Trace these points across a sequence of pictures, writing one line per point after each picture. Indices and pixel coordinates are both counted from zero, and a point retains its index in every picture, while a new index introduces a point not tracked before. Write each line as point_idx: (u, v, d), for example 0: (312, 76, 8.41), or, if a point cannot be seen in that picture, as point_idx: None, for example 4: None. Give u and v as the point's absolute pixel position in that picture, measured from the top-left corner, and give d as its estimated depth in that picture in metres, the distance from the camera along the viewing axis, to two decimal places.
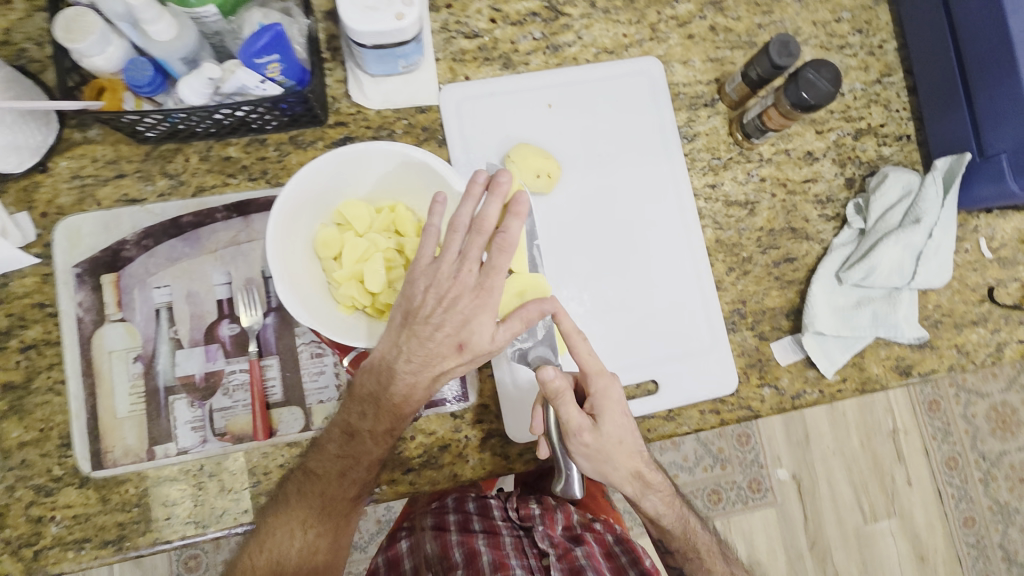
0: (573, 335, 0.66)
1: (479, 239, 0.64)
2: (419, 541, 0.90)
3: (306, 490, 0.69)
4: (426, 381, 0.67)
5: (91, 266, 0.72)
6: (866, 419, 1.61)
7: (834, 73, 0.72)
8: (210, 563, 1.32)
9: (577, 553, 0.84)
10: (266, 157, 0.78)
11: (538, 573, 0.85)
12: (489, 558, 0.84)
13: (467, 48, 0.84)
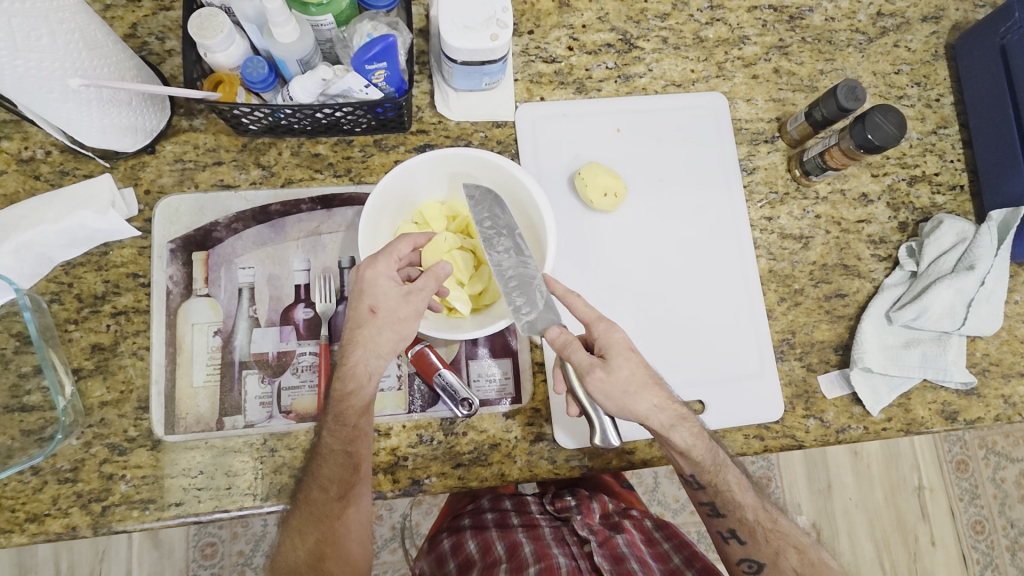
0: (567, 293, 0.70)
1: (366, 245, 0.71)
2: (460, 538, 0.92)
3: (297, 497, 0.73)
4: (367, 366, 0.69)
5: (185, 243, 0.78)
6: (891, 474, 1.59)
7: (899, 118, 0.76)
8: (226, 552, 1.35)
9: (618, 541, 0.87)
10: (352, 156, 0.83)
11: (582, 560, 0.85)
12: (531, 549, 0.86)
13: (545, 72, 0.89)
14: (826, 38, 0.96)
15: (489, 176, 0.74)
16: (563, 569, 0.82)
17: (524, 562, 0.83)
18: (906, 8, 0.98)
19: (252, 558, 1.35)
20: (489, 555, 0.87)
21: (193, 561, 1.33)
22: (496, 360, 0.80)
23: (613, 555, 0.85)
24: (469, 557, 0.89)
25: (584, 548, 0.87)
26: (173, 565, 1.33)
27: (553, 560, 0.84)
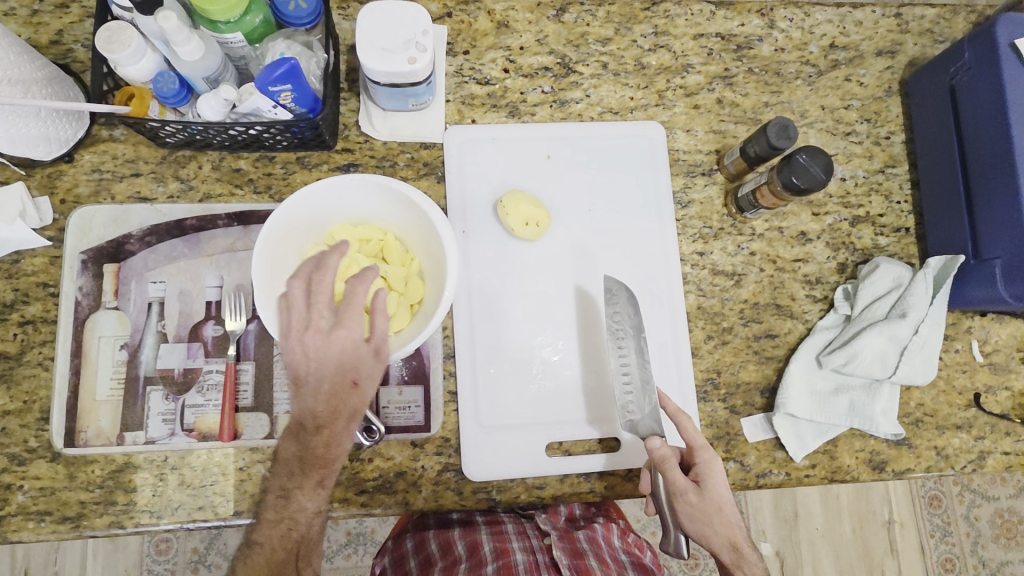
0: (679, 414, 0.73)
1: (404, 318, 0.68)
2: (422, 536, 0.86)
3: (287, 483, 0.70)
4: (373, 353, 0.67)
5: (96, 255, 0.77)
6: (860, 506, 1.54)
7: (826, 162, 0.73)
8: (181, 549, 1.34)
9: (578, 536, 0.83)
10: (273, 173, 0.83)
11: (540, 553, 0.80)
12: (490, 547, 0.81)
13: (477, 93, 0.88)
14: (773, 69, 0.94)
15: (397, 203, 0.73)
16: (520, 568, 0.78)
17: (483, 563, 0.79)
18: (860, 41, 0.96)
19: (205, 556, 1.34)
20: (449, 554, 0.82)
21: (147, 554, 1.34)
22: (409, 386, 0.78)
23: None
24: (428, 555, 0.84)
25: (543, 541, 0.82)
26: (128, 557, 1.33)
27: (510, 559, 0.79)
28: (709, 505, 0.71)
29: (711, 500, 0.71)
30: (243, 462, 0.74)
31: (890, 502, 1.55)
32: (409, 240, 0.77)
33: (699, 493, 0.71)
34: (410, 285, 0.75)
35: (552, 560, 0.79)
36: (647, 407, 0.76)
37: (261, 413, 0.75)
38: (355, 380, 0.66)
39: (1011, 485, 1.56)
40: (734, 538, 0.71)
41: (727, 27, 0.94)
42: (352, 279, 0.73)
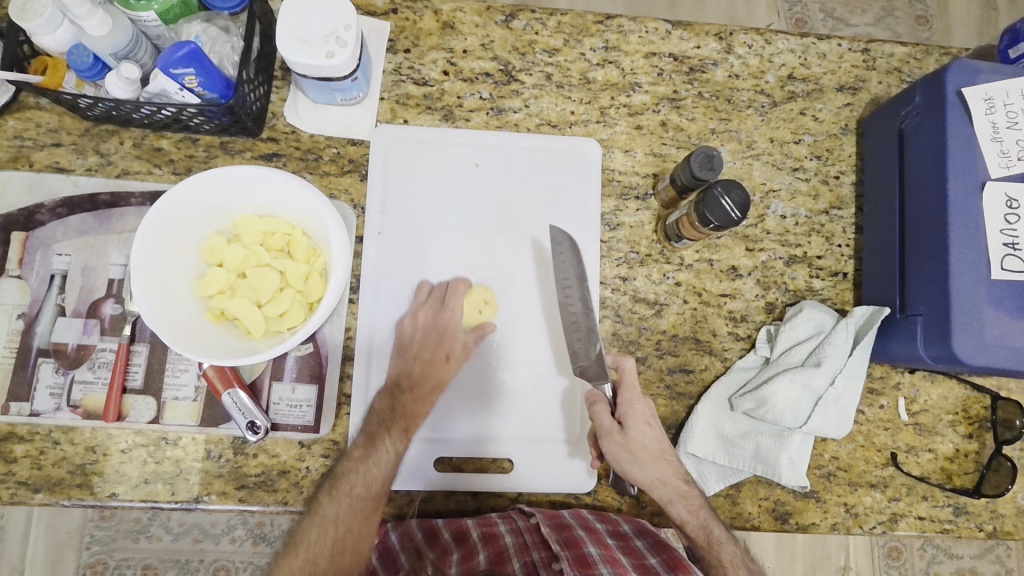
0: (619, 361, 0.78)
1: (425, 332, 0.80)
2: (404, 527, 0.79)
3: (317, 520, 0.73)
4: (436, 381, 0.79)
5: (6, 222, 0.77)
6: (815, 551, 1.49)
7: (742, 198, 0.71)
8: (124, 517, 1.31)
9: (563, 515, 0.78)
10: (194, 156, 0.81)
11: (529, 534, 0.75)
12: (479, 533, 0.76)
13: (413, 93, 0.85)
14: (725, 95, 0.90)
15: (298, 199, 0.72)
16: (511, 552, 0.73)
17: (475, 552, 0.74)
18: (821, 74, 0.92)
19: (147, 527, 1.31)
20: (437, 542, 0.76)
21: (91, 519, 1.31)
22: (301, 385, 0.78)
23: (576, 557, 0.70)
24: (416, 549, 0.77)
25: (529, 522, 0.77)
26: (72, 520, 1.30)
27: (501, 543, 0.74)
28: (635, 447, 0.76)
29: (635, 439, 0.76)
30: (126, 444, 0.75)
31: (846, 548, 1.50)
32: (317, 236, 0.75)
33: (623, 434, 0.76)
34: (309, 282, 0.73)
35: (541, 539, 0.74)
36: (592, 353, 0.78)
37: (149, 397, 0.76)
38: (447, 355, 0.79)
39: (975, 545, 1.51)
40: (670, 475, 0.76)
41: (682, 47, 0.90)
42: (248, 270, 0.72)
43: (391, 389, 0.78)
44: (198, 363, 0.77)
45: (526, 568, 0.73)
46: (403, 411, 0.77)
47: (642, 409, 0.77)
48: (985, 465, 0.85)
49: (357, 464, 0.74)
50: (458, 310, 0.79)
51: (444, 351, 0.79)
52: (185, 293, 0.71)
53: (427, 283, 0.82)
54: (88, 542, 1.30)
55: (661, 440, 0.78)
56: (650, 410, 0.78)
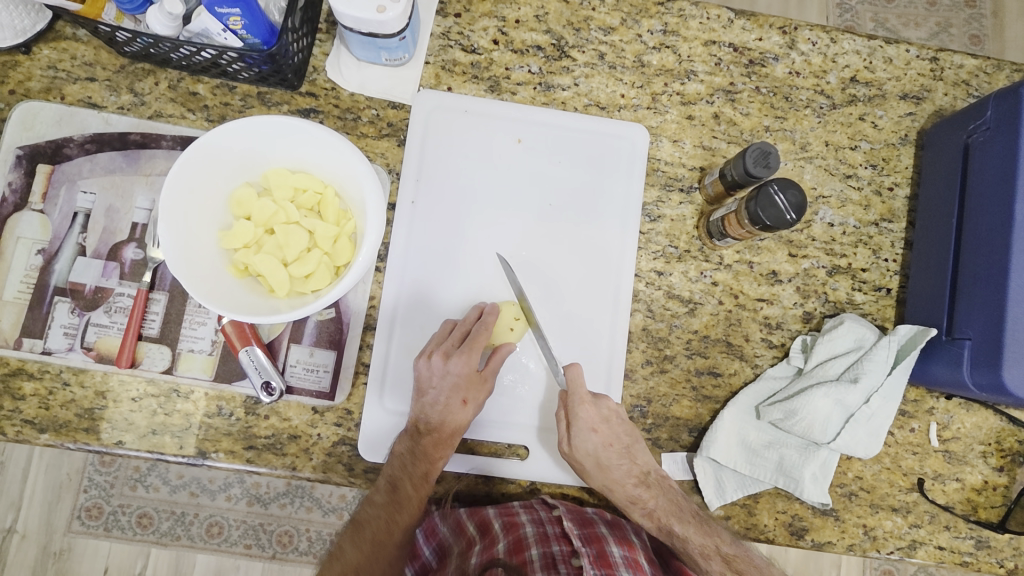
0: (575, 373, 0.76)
1: (450, 346, 0.75)
2: (432, 523, 0.83)
3: (358, 539, 0.75)
4: (459, 401, 0.75)
5: (32, 153, 0.74)
6: (809, 567, 1.47)
7: (798, 199, 0.67)
8: (124, 464, 1.31)
9: (585, 509, 0.80)
10: (230, 104, 0.79)
11: (550, 526, 0.76)
12: (500, 521, 0.76)
13: (460, 60, 0.82)
14: (783, 92, 0.86)
15: (333, 156, 0.68)
16: (530, 541, 0.73)
17: (496, 541, 0.74)
18: (886, 80, 0.87)
19: (145, 477, 1.31)
20: (461, 534, 0.78)
21: (91, 463, 1.30)
22: (319, 350, 0.76)
23: (596, 553, 0.71)
24: (443, 541, 0.81)
25: (552, 512, 0.77)
26: (72, 462, 1.30)
27: (521, 531, 0.74)
28: (580, 458, 0.74)
29: (579, 450, 0.74)
30: (137, 392, 0.73)
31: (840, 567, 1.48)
32: (349, 198, 0.72)
33: (569, 445, 0.75)
34: (338, 245, 0.69)
35: (562, 532, 0.74)
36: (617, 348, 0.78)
37: (164, 346, 0.74)
38: (466, 399, 0.75)
39: None
40: (620, 479, 0.76)
41: (743, 38, 0.86)
42: (276, 226, 0.69)
43: (410, 430, 0.74)
44: (216, 317, 0.75)
45: (544, 558, 0.72)
46: (423, 455, 0.74)
47: (587, 416, 0.74)
48: (1012, 500, 0.82)
49: (379, 511, 0.74)
50: (478, 352, 0.75)
51: (462, 396, 0.75)
52: (209, 242, 0.68)
53: (451, 322, 0.78)
54: (87, 486, 1.30)
55: (618, 443, 0.76)
56: (599, 415, 0.75)
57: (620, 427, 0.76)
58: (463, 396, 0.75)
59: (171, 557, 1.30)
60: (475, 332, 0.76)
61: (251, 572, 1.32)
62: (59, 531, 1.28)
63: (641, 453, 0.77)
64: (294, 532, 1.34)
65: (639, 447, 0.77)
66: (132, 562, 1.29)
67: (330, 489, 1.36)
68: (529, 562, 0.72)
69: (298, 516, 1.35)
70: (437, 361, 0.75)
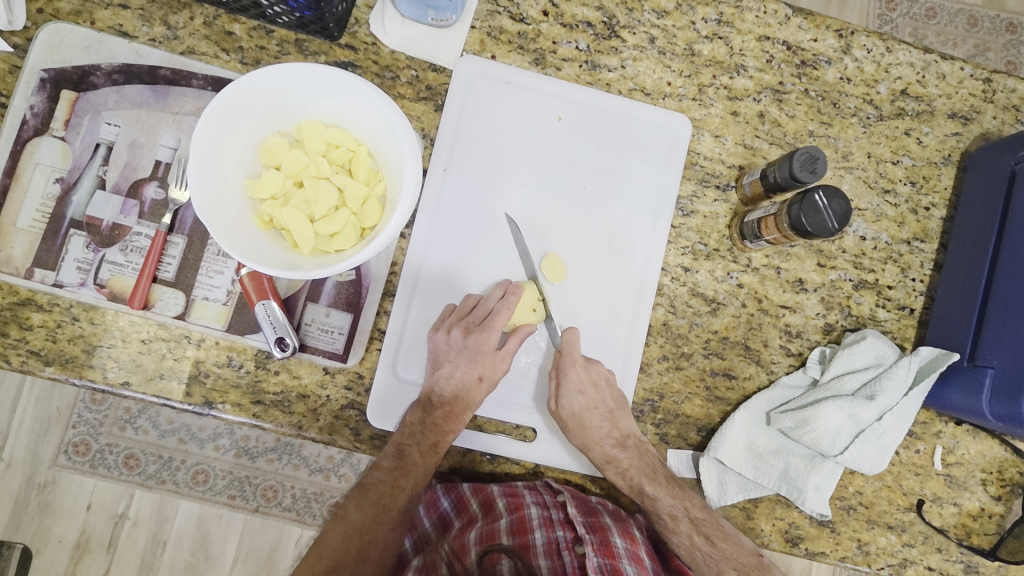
0: (574, 360, 0.75)
1: (469, 323, 0.74)
2: (434, 496, 0.84)
3: (363, 502, 0.76)
4: (473, 379, 0.74)
5: (57, 78, 0.71)
6: None
7: (843, 209, 0.67)
8: (115, 405, 1.30)
9: (590, 497, 0.81)
10: (266, 48, 0.76)
11: (554, 510, 0.76)
12: (504, 503, 0.76)
13: (507, 29, 0.79)
14: (831, 98, 0.84)
15: (372, 114, 0.66)
16: (534, 524, 0.75)
17: (497, 518, 0.76)
18: (936, 96, 0.85)
19: (135, 419, 1.29)
20: (465, 510, 0.79)
21: (81, 400, 1.29)
22: (336, 311, 0.74)
23: (601, 542, 0.73)
24: (445, 515, 0.82)
25: (557, 497, 0.77)
26: (62, 397, 1.29)
27: (525, 512, 0.75)
28: (563, 416, 0.75)
29: (566, 410, 0.75)
30: (148, 334, 0.72)
31: None
32: (382, 159, 0.69)
33: (556, 406, 0.75)
34: (367, 207, 0.67)
35: (566, 518, 0.76)
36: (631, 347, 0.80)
37: (178, 291, 0.72)
38: (481, 376, 0.75)
39: None
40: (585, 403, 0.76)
41: (798, 37, 0.83)
42: (306, 180, 0.66)
43: (422, 401, 0.74)
44: (234, 267, 0.74)
45: (548, 542, 0.75)
46: (433, 426, 0.74)
47: (576, 378, 0.75)
48: (1006, 529, 0.83)
49: (385, 476, 0.75)
50: (497, 331, 0.74)
51: (477, 372, 0.75)
52: (235, 188, 0.66)
53: (474, 299, 0.77)
54: (75, 422, 1.29)
55: (601, 405, 0.76)
56: (588, 378, 0.75)
57: (607, 391, 0.76)
58: (478, 373, 0.75)
59: (156, 500, 1.31)
60: (499, 311, 0.74)
61: (233, 523, 1.33)
62: (44, 464, 1.28)
63: (622, 418, 0.77)
64: (279, 488, 1.34)
65: (623, 411, 0.77)
66: (115, 501, 1.29)
67: (319, 449, 1.36)
68: (531, 542, 0.75)
69: (284, 473, 1.35)
70: (455, 338, 0.74)
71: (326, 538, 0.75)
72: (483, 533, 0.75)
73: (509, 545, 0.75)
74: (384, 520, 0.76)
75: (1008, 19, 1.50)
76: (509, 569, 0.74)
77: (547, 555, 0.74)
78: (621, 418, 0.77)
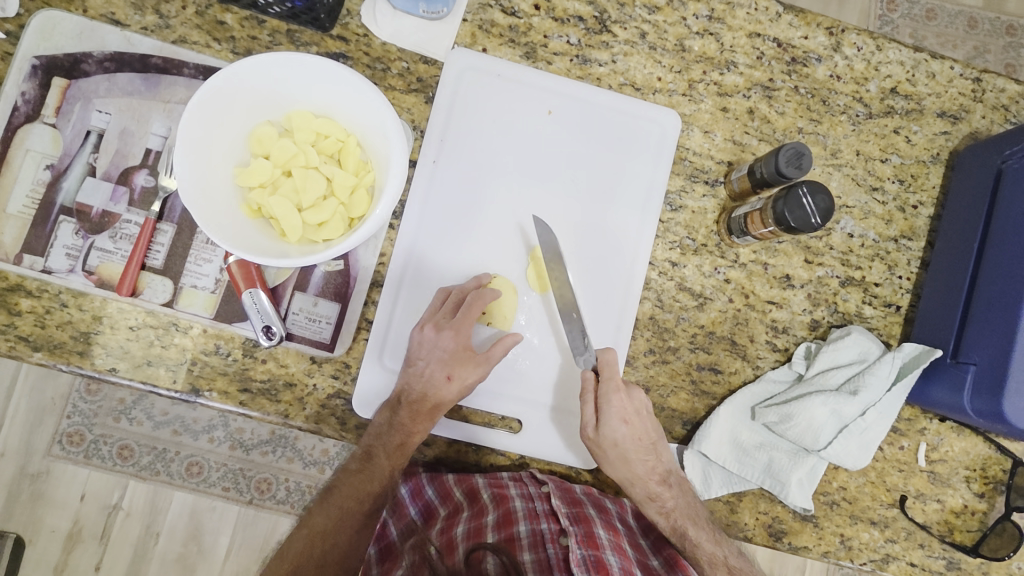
0: (616, 389, 0.75)
1: (441, 316, 0.75)
2: (419, 483, 0.84)
3: (329, 502, 0.77)
4: (442, 377, 0.74)
5: (49, 65, 0.72)
6: None
7: (826, 204, 0.68)
8: (109, 396, 1.30)
9: (575, 488, 0.80)
10: (257, 38, 0.76)
11: (539, 501, 0.76)
12: (489, 493, 0.76)
13: (498, 22, 0.79)
14: (821, 95, 0.84)
15: (362, 104, 0.66)
16: (519, 516, 0.74)
17: (484, 511, 0.75)
18: (926, 95, 0.86)
19: (130, 410, 1.30)
20: (449, 500, 0.79)
21: (76, 390, 1.29)
22: (324, 301, 0.75)
23: (584, 534, 0.72)
24: (429, 504, 0.82)
25: (542, 489, 0.77)
26: (57, 387, 1.29)
27: (510, 505, 0.75)
28: (606, 444, 0.75)
29: (607, 438, 0.75)
30: (135, 321, 0.72)
31: None
32: (371, 149, 0.70)
33: (597, 431, 0.75)
34: (355, 197, 0.68)
35: (552, 509, 0.75)
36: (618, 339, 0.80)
37: (167, 279, 0.73)
38: (451, 375, 0.74)
39: None
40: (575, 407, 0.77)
41: (789, 34, 0.83)
42: (294, 169, 0.67)
43: (392, 401, 0.73)
44: (223, 255, 0.74)
45: (533, 535, 0.73)
46: (400, 426, 0.74)
47: (619, 406, 0.74)
48: (988, 526, 0.84)
49: (351, 477, 0.76)
50: (467, 326, 0.74)
51: (447, 371, 0.74)
52: (224, 177, 0.66)
53: (445, 292, 0.76)
54: (70, 412, 1.29)
55: (644, 437, 0.76)
56: (631, 407, 0.75)
57: (649, 420, 0.76)
58: (448, 371, 0.74)
59: (149, 491, 1.31)
60: (469, 301, 0.75)
61: (226, 514, 1.33)
62: (38, 454, 1.28)
63: (664, 450, 0.78)
64: (274, 480, 1.35)
65: (664, 443, 0.78)
66: (109, 492, 1.30)
67: (314, 442, 1.36)
68: (516, 536, 0.73)
69: (278, 466, 1.35)
70: (427, 335, 0.74)
71: (292, 539, 0.76)
72: (470, 528, 0.75)
73: (494, 541, 0.73)
74: (349, 522, 0.76)
75: (1006, 22, 1.51)
76: (495, 565, 0.71)
77: (531, 548, 0.73)
78: (659, 446, 0.77)
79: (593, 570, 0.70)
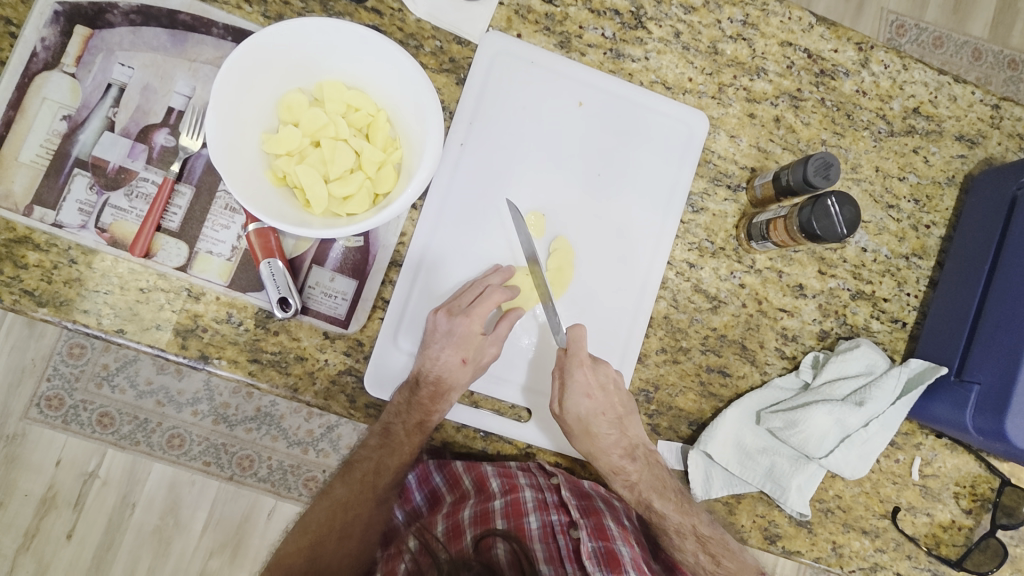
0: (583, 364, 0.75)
1: (461, 300, 0.75)
2: (425, 469, 0.84)
3: (348, 479, 0.76)
4: (457, 361, 0.74)
5: (72, 12, 0.68)
6: None
7: (852, 217, 0.69)
8: (92, 360, 1.27)
9: (582, 482, 0.82)
10: (289, 4, 0.74)
11: (548, 494, 0.77)
12: (498, 483, 0.76)
13: (535, 8, 0.78)
14: (846, 109, 0.85)
15: (398, 80, 0.65)
16: (529, 507, 0.75)
17: (491, 498, 0.76)
18: (946, 118, 0.87)
19: (113, 376, 1.27)
20: (457, 487, 0.79)
21: (58, 353, 1.26)
22: (341, 276, 0.73)
23: (594, 526, 0.76)
24: (436, 490, 0.82)
25: (551, 481, 0.78)
26: (39, 348, 1.26)
27: (520, 495, 0.76)
28: (571, 420, 0.76)
29: (571, 412, 0.76)
30: (146, 284, 0.71)
31: None
32: (402, 127, 0.69)
33: (562, 407, 0.76)
34: (382, 172, 0.67)
35: (561, 501, 0.77)
36: (630, 335, 0.81)
37: (182, 242, 0.71)
38: (466, 358, 0.74)
39: None
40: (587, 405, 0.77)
41: (819, 46, 0.84)
42: (323, 140, 0.65)
43: (409, 382, 0.73)
44: (241, 223, 0.73)
45: (543, 527, 0.76)
46: (419, 405, 0.74)
47: (582, 380, 0.75)
48: (973, 542, 0.86)
49: (371, 453, 0.76)
50: (482, 314, 0.73)
51: (462, 355, 0.74)
52: (250, 142, 0.64)
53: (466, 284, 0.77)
54: (50, 374, 1.26)
55: (610, 411, 0.76)
56: (596, 382, 0.76)
57: (615, 396, 0.77)
58: (463, 355, 0.74)
59: (128, 460, 1.28)
60: (482, 292, 0.74)
61: (206, 489, 1.31)
62: (15, 415, 1.24)
63: (632, 424, 0.78)
64: (255, 457, 1.33)
65: (631, 418, 0.78)
66: (86, 459, 1.27)
67: (299, 422, 1.35)
68: (527, 527, 0.75)
69: (262, 443, 1.33)
70: (441, 323, 0.74)
71: (312, 511, 0.75)
72: (478, 513, 0.75)
73: (505, 528, 0.74)
74: (367, 496, 0.76)
75: (1010, 56, 1.53)
76: (506, 551, 0.71)
77: (542, 538, 0.75)
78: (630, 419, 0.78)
79: (604, 561, 0.73)
